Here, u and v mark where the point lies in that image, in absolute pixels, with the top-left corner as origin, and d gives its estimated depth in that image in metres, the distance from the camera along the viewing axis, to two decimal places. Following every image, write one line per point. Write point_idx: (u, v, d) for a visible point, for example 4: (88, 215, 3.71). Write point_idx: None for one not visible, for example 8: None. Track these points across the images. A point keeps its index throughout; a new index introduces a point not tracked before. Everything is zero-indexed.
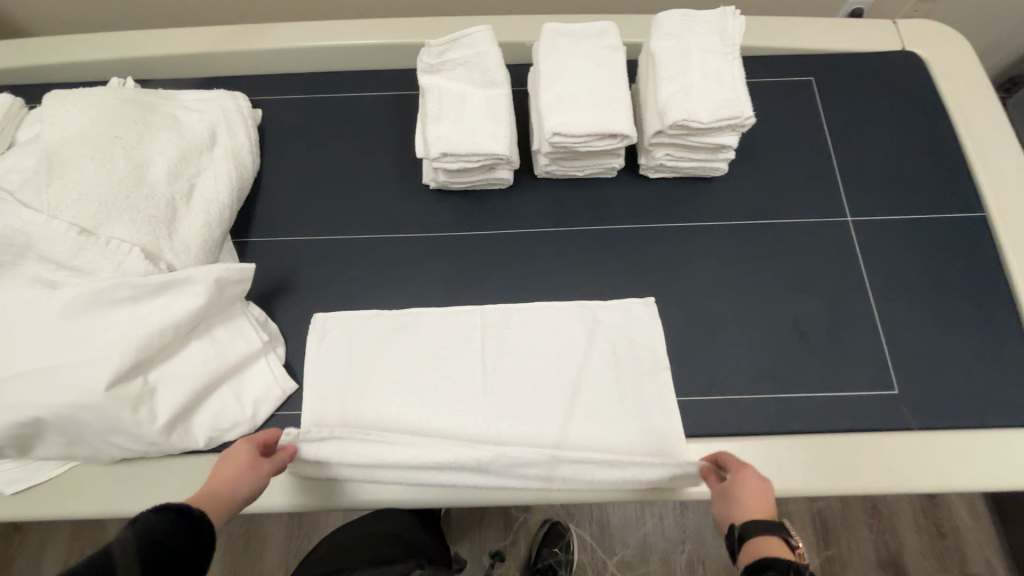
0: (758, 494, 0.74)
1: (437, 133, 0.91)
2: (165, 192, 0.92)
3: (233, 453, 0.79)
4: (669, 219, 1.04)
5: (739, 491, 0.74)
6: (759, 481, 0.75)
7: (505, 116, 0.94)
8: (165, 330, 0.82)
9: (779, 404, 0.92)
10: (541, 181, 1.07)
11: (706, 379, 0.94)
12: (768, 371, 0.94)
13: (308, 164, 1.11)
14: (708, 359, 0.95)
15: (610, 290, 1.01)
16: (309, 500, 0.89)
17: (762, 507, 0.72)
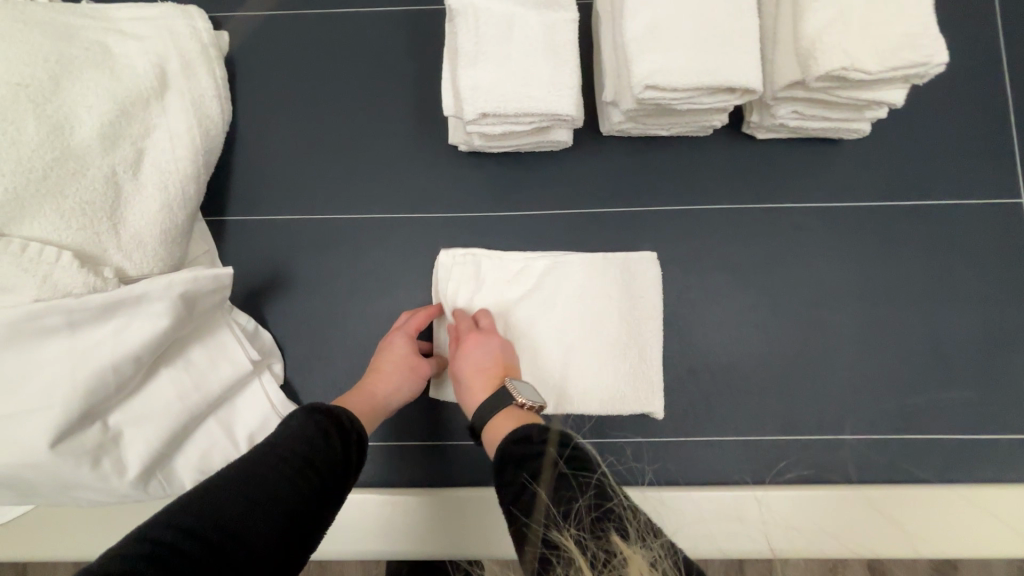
0: (481, 360, 0.68)
1: (474, 82, 0.64)
2: (101, 165, 0.67)
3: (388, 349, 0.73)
4: (776, 197, 0.79)
5: (466, 367, 0.68)
6: (479, 349, 0.69)
7: (570, 55, 0.65)
8: (122, 365, 0.62)
9: (897, 445, 0.75)
10: (607, 142, 0.80)
11: (811, 411, 0.76)
12: (890, 402, 0.76)
13: (296, 112, 0.83)
14: (815, 386, 0.76)
15: (693, 294, 0.78)
16: (328, 544, 0.76)
17: (492, 369, 0.67)
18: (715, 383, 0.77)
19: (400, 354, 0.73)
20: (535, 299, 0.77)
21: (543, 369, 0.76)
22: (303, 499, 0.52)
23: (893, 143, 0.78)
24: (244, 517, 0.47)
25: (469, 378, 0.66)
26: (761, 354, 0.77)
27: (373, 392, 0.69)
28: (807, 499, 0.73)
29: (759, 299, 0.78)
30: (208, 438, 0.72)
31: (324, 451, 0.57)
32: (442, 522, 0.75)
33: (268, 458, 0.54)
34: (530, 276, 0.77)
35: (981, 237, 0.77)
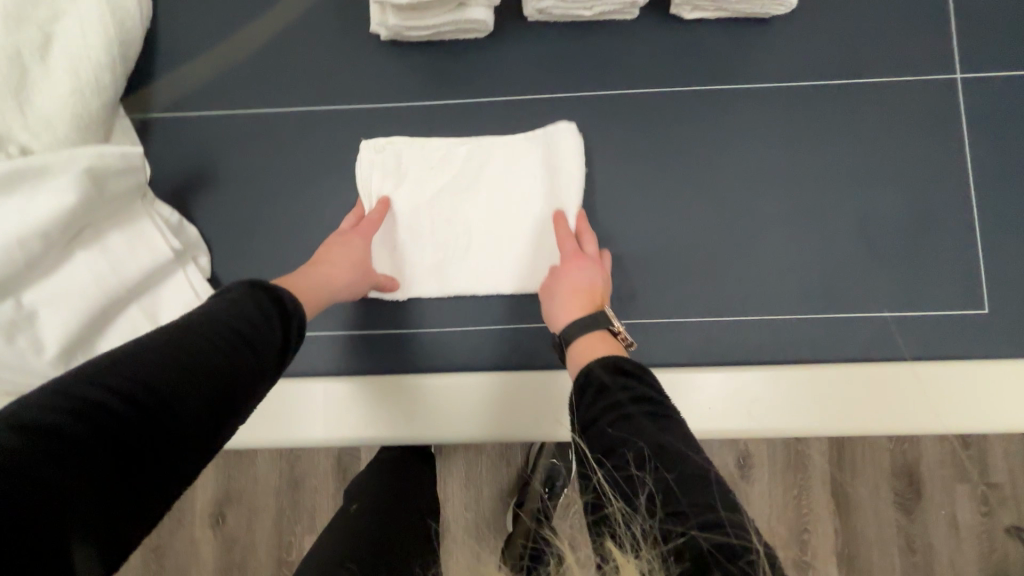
0: (578, 283, 0.68)
1: None
2: (5, 45, 0.67)
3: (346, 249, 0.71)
4: (707, 79, 0.77)
5: (565, 288, 0.69)
6: (587, 271, 0.69)
7: None
8: (29, 239, 0.62)
9: (824, 325, 0.75)
10: (532, 27, 0.78)
11: (739, 294, 0.75)
12: (819, 283, 0.75)
13: (217, 6, 0.82)
14: (744, 269, 0.76)
15: (622, 180, 0.77)
16: (260, 436, 0.77)
17: (589, 295, 0.68)
18: (643, 270, 0.76)
19: (356, 251, 0.71)
20: (457, 188, 0.77)
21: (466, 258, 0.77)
22: (236, 378, 0.48)
23: (826, 19, 0.76)
24: (171, 395, 0.44)
25: (568, 300, 0.68)
26: (689, 239, 0.76)
27: (324, 277, 0.66)
28: (731, 379, 0.73)
29: (688, 183, 0.77)
30: (131, 326, 0.72)
31: (263, 329, 0.52)
32: (374, 417, 0.76)
33: (199, 334, 0.48)
34: (452, 164, 0.77)
35: (914, 114, 0.75)
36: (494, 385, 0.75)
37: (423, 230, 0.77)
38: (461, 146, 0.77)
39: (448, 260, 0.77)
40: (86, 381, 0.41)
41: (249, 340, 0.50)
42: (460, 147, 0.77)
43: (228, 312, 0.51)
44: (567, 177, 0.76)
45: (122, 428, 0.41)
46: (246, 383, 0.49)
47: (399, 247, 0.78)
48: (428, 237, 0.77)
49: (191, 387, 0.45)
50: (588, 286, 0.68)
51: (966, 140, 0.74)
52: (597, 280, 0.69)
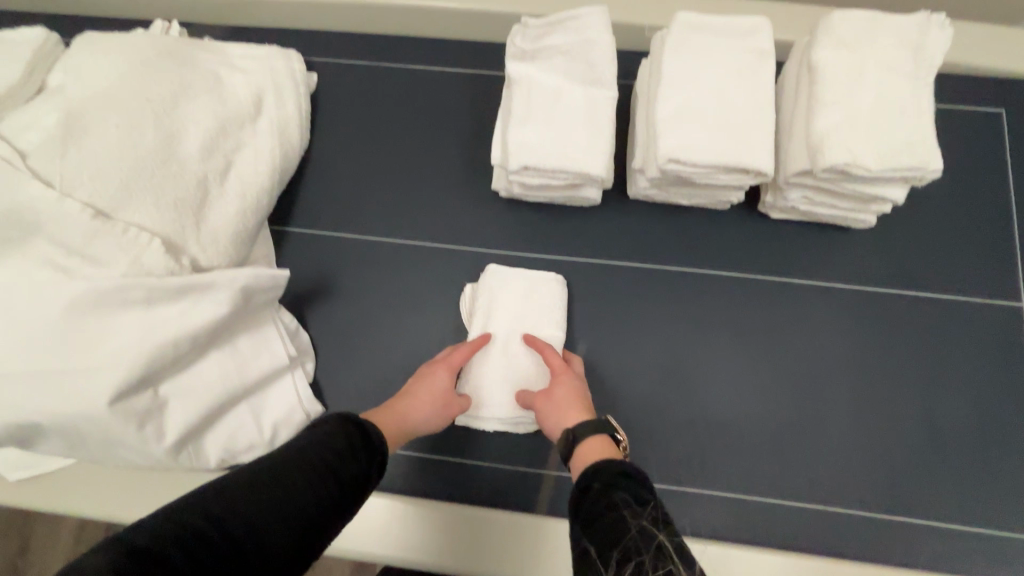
0: (577, 395, 0.72)
1: (521, 141, 0.74)
2: (197, 170, 0.79)
3: (430, 383, 0.75)
4: (787, 272, 0.85)
5: (561, 401, 0.71)
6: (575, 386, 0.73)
7: (607, 127, 0.74)
8: (181, 342, 0.71)
9: (887, 525, 0.76)
10: (633, 204, 0.89)
11: (803, 480, 0.79)
12: (883, 481, 0.78)
13: (363, 147, 0.96)
14: (810, 455, 0.79)
15: (698, 352, 0.84)
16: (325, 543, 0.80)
17: (582, 408, 0.71)
18: (712, 439, 0.81)
19: (439, 384, 0.76)
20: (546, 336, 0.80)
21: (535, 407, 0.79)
22: (317, 500, 0.53)
23: (899, 237, 0.84)
24: (266, 518, 0.49)
25: (563, 410, 0.70)
26: (759, 418, 0.81)
27: (405, 416, 0.72)
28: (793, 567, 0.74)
29: (761, 364, 0.83)
30: (238, 421, 0.79)
31: (346, 456, 0.58)
32: (438, 548, 0.79)
33: (292, 460, 0.54)
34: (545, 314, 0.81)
35: (974, 334, 0.81)
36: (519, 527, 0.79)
37: (507, 371, 0.79)
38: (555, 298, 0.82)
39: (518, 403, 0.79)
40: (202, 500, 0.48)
41: (333, 465, 0.56)
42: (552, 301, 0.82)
43: (319, 441, 0.57)
44: (648, 343, 0.84)
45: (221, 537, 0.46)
46: (328, 512, 0.53)
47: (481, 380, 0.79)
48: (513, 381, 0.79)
49: (280, 503, 0.50)
50: (571, 392, 0.72)
51: None
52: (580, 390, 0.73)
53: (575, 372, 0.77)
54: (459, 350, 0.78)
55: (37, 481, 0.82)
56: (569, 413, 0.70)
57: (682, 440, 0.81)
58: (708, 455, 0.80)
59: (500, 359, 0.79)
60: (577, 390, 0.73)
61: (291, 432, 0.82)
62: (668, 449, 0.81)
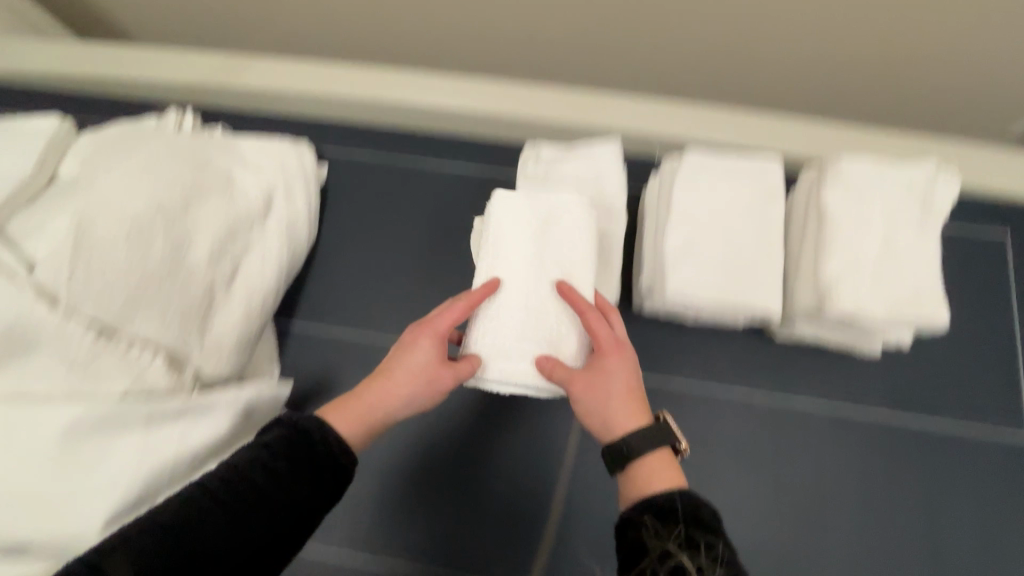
0: (622, 388, 0.66)
1: None
2: (204, 278, 0.79)
3: (412, 358, 0.69)
4: (791, 395, 0.84)
5: (602, 390, 0.66)
6: (624, 374, 0.66)
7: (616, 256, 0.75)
8: (176, 464, 0.69)
9: None
10: (638, 317, 0.89)
11: None
12: None
13: (371, 243, 0.96)
14: None
15: (700, 475, 0.82)
16: None
17: (629, 408, 0.65)
18: None
19: (421, 362, 0.69)
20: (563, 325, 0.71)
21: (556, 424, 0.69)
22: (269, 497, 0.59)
23: (904, 365, 0.84)
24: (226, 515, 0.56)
25: (610, 407, 0.65)
26: (762, 550, 0.79)
27: (382, 399, 0.69)
28: None
29: (764, 491, 0.81)
30: None
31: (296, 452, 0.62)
32: None
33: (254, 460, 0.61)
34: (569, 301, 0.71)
35: (981, 467, 0.80)
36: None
37: (520, 315, 0.70)
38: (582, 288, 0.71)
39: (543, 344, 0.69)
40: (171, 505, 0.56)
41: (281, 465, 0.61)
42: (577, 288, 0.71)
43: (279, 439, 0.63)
44: None
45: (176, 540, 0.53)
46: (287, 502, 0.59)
47: (495, 317, 0.70)
48: (528, 324, 0.70)
49: (240, 499, 0.57)
50: (623, 395, 0.65)
51: None
52: (624, 382, 0.66)
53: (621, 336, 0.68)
54: (446, 311, 0.69)
55: None
56: (622, 417, 0.65)
57: None
58: None
59: (508, 322, 0.70)
60: (627, 387, 0.66)
61: None
62: None
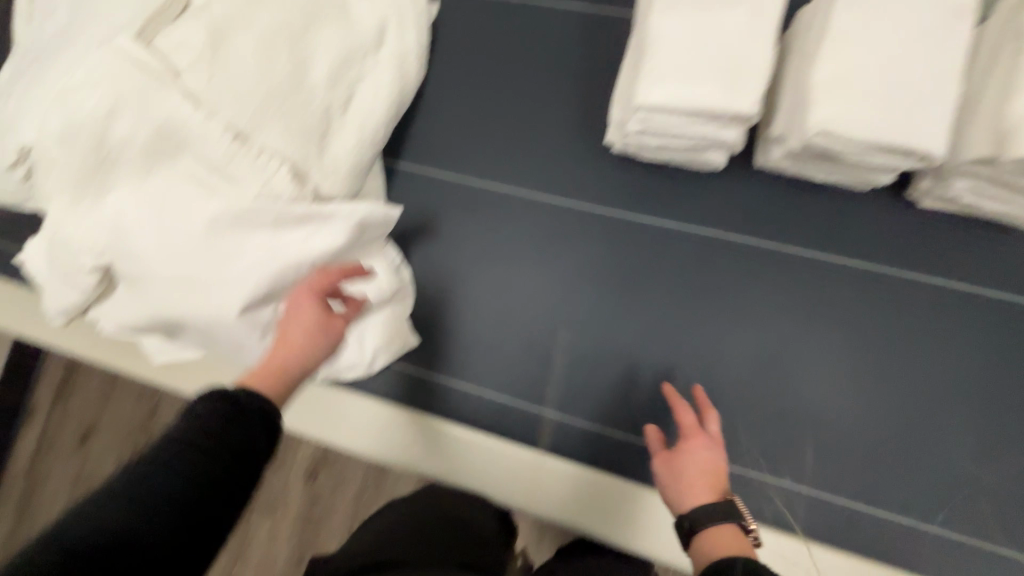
0: (705, 467, 0.63)
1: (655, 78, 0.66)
2: (322, 99, 0.81)
3: (303, 312, 0.65)
4: (921, 271, 0.77)
5: (686, 474, 0.64)
6: (704, 457, 0.64)
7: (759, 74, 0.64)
8: (302, 265, 0.75)
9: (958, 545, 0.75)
10: (758, 174, 0.81)
11: (873, 483, 0.77)
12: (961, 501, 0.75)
13: (477, 85, 0.93)
14: (892, 465, 0.77)
15: (794, 342, 0.80)
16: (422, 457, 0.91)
17: (709, 487, 0.62)
18: (790, 434, 0.80)
19: (309, 318, 0.65)
20: (742, 29, 0.64)
21: (739, 63, 0.64)
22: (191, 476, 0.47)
23: None
24: (167, 485, 0.46)
25: (687, 479, 0.63)
26: (843, 419, 0.79)
27: (299, 349, 0.63)
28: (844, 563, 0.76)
29: (861, 364, 0.79)
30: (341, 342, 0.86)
31: (228, 430, 0.50)
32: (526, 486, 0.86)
33: (174, 439, 0.49)
34: (745, 47, 0.64)
35: None
36: (604, 480, 0.84)
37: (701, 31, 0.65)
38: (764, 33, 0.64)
39: (707, 101, 0.64)
40: (96, 501, 0.44)
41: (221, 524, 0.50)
42: (754, 36, 0.64)
43: (180, 426, 0.49)
44: (741, 328, 0.82)
45: (102, 537, 0.42)
46: (237, 461, 0.50)
47: (667, 44, 0.65)
48: (699, 59, 0.64)
49: (180, 470, 0.47)
50: (714, 481, 0.63)
51: None
52: (709, 464, 0.64)
53: (714, 436, 0.67)
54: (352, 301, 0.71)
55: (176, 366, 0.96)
56: (700, 495, 0.62)
57: (758, 428, 0.81)
58: (778, 443, 0.80)
59: (683, 74, 0.65)
60: (710, 463, 0.64)
61: (389, 358, 0.87)
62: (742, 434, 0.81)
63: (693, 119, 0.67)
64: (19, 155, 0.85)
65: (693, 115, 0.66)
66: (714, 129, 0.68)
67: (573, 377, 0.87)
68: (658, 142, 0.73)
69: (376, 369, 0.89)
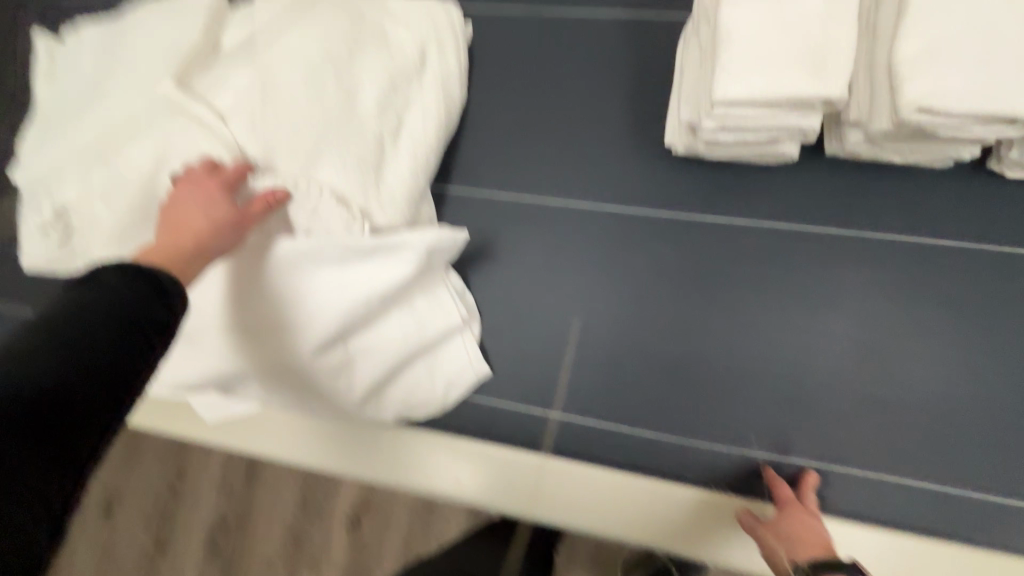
0: (813, 535, 0.68)
1: (733, 70, 0.63)
2: (374, 128, 0.78)
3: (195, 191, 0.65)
4: (1013, 243, 0.75)
5: (792, 528, 0.69)
6: (809, 522, 0.69)
7: (844, 57, 0.62)
8: (373, 300, 0.72)
9: None
10: (829, 162, 0.79)
11: (996, 470, 0.73)
12: None
13: (521, 100, 0.91)
14: (1013, 449, 0.73)
15: (891, 329, 0.77)
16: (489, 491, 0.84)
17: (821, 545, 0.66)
18: (900, 427, 0.76)
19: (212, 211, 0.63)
20: (817, 12, 0.62)
21: (821, 47, 0.62)
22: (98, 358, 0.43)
23: None
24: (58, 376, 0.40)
25: (796, 538, 0.68)
26: (957, 404, 0.74)
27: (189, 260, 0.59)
28: (976, 563, 0.72)
29: (965, 345, 0.75)
30: (413, 379, 0.81)
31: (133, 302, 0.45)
32: (603, 511, 0.80)
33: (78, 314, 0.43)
34: (823, 31, 0.62)
35: None
36: (699, 500, 0.78)
37: (776, 19, 0.63)
38: (842, 15, 0.62)
39: (792, 88, 0.62)
40: None
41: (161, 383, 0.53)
42: (832, 19, 0.62)
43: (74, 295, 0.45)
44: (831, 320, 0.78)
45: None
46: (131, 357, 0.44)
47: (741, 35, 0.63)
48: (777, 46, 0.62)
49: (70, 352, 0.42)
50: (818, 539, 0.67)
51: None
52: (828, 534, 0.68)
53: (811, 507, 0.72)
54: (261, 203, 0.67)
55: (230, 422, 0.90)
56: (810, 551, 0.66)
57: (864, 423, 0.76)
58: (889, 439, 0.76)
59: (762, 64, 0.62)
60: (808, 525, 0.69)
61: (461, 391, 0.83)
62: (848, 432, 0.76)
63: (773, 109, 0.65)
64: (55, 215, 0.79)
65: (775, 105, 0.64)
66: (797, 117, 0.66)
67: (659, 390, 0.81)
68: (734, 138, 0.70)
69: (448, 404, 0.84)
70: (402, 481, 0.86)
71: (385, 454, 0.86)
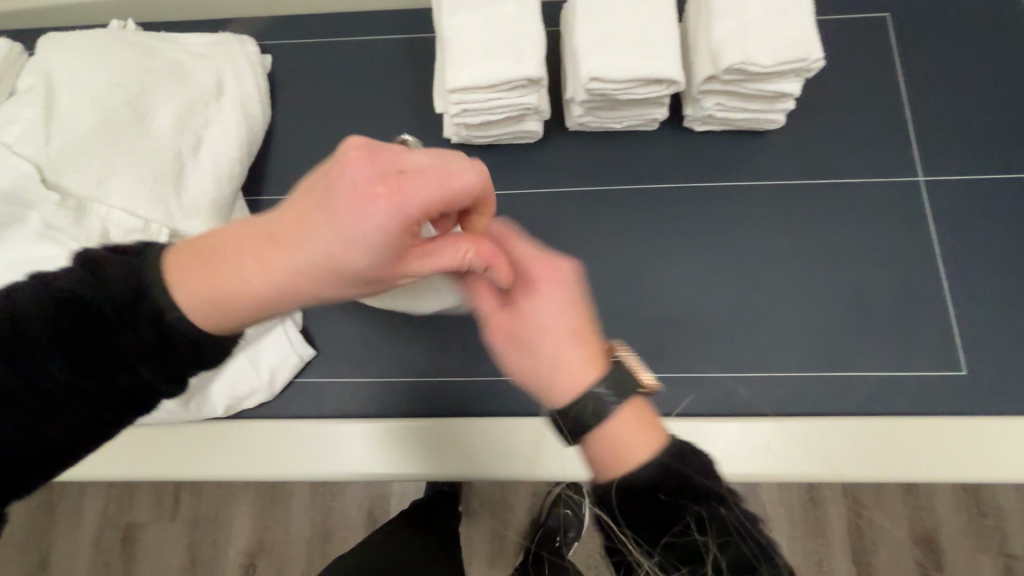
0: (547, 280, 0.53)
1: (457, 63, 0.79)
2: (170, 146, 0.86)
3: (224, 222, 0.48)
4: (718, 177, 0.94)
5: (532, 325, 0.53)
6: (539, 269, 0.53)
7: (537, 47, 0.80)
8: None
9: (825, 386, 0.85)
10: (574, 135, 0.96)
11: (743, 355, 0.87)
12: (818, 349, 0.87)
13: (320, 116, 1.03)
14: (749, 335, 0.88)
15: (643, 258, 0.92)
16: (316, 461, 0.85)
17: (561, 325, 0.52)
18: (665, 337, 0.89)
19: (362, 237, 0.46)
20: (513, 16, 0.81)
21: (518, 40, 0.80)
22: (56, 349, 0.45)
23: (811, 135, 0.94)
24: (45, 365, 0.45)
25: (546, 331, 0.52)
26: (704, 308, 0.89)
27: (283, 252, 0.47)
28: (752, 431, 0.79)
29: (700, 259, 0.91)
30: (237, 370, 0.87)
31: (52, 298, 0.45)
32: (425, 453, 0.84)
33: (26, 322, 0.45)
34: (519, 28, 0.80)
35: (886, 206, 0.91)
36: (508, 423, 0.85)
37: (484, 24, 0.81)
38: (530, 17, 0.81)
39: (502, 72, 0.79)
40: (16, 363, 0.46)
41: None
42: (524, 20, 0.81)
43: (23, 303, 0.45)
44: (597, 257, 0.92)
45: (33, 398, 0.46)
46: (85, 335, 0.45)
47: (459, 37, 0.80)
48: (487, 44, 0.80)
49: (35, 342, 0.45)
50: (529, 257, 0.55)
51: (931, 228, 0.90)
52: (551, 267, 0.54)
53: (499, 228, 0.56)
54: (438, 175, 0.45)
55: None
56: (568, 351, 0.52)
57: (636, 338, 0.89)
58: (658, 348, 0.88)
59: (478, 56, 0.79)
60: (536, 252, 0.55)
61: (286, 374, 0.90)
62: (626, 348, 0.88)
63: (496, 91, 0.81)
64: None
65: (495, 87, 0.80)
66: (518, 96, 0.82)
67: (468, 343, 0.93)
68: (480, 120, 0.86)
69: (277, 389, 0.90)
70: (231, 473, 0.85)
71: (215, 447, 0.86)
